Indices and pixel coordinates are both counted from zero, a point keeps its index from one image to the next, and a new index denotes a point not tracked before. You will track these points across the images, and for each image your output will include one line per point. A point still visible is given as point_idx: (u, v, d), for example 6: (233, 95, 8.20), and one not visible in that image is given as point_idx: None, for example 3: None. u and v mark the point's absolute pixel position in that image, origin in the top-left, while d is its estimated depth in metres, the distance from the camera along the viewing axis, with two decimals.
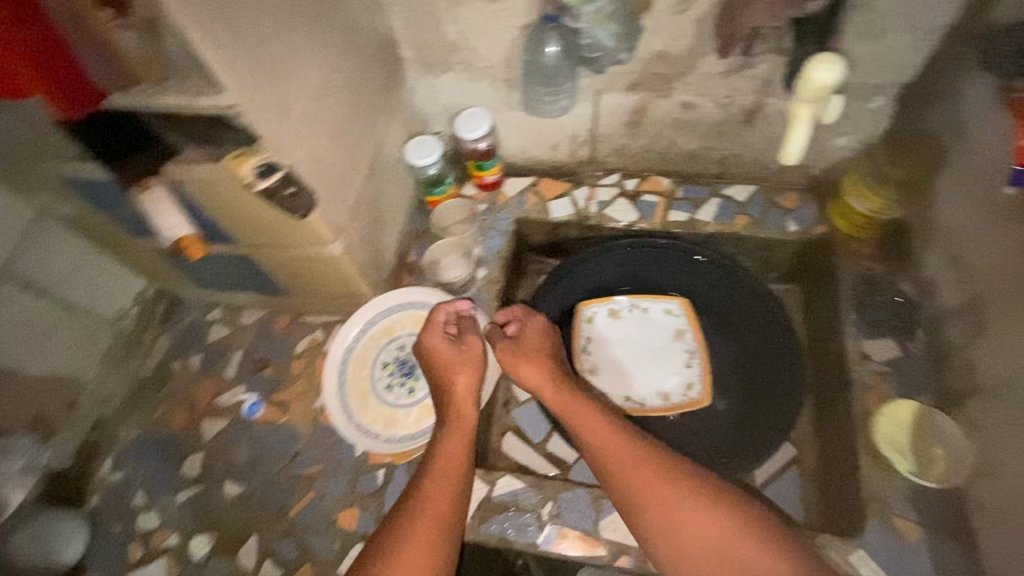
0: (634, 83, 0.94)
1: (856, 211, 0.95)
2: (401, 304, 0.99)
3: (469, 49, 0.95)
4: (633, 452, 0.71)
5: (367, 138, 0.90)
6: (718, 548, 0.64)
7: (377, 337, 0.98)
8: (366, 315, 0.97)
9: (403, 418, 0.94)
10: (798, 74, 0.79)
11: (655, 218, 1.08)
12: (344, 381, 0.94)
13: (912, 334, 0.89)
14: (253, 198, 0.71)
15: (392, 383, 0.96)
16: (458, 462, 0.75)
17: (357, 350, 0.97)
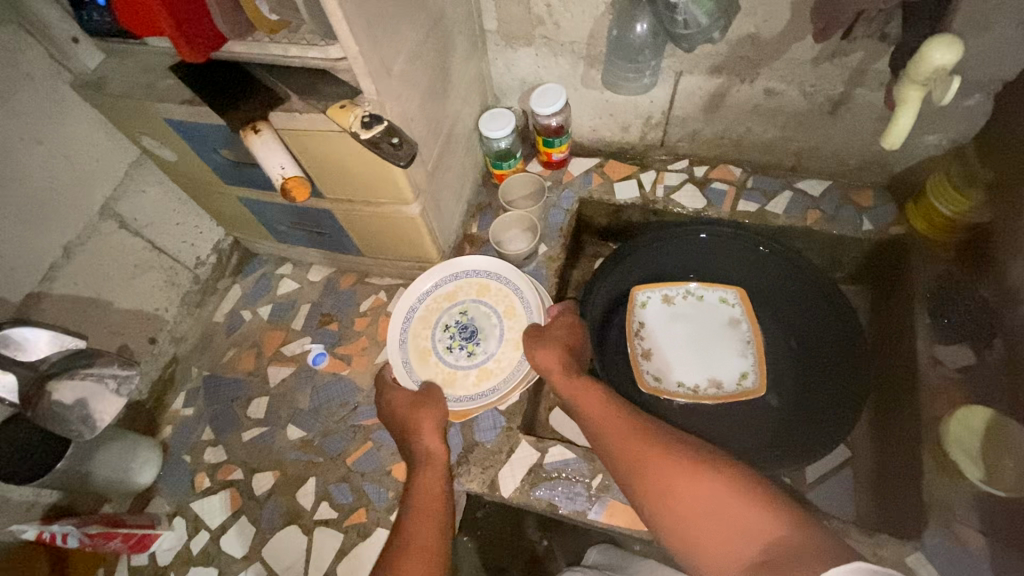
0: (718, 67, 0.93)
1: (938, 212, 0.93)
2: (466, 271, 1.01)
3: (553, 23, 0.95)
4: (630, 433, 0.75)
5: (449, 106, 0.92)
6: (726, 515, 0.63)
7: (440, 300, 1.01)
8: (434, 278, 1.01)
9: (461, 379, 0.96)
10: (898, 61, 0.77)
11: (724, 205, 1.07)
12: (407, 338, 0.98)
13: (988, 341, 0.85)
14: (347, 151, 0.74)
15: (452, 345, 0.98)
16: (437, 496, 0.78)
17: (421, 311, 1.00)
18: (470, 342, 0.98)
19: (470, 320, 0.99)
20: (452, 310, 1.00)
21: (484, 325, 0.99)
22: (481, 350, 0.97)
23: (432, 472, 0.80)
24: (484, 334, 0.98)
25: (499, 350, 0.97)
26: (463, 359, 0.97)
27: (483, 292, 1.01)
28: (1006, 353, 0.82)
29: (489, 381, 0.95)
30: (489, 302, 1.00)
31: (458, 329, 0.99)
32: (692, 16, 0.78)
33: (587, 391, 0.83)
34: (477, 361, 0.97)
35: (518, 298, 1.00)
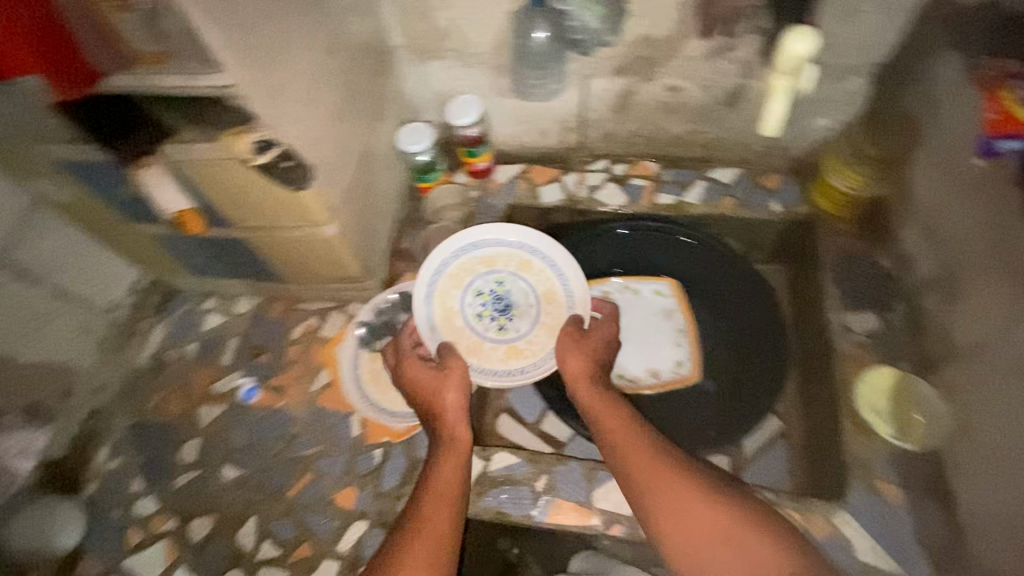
0: (622, 69, 0.97)
1: (836, 188, 0.99)
2: (511, 240, 0.95)
3: (459, 36, 0.97)
4: (661, 470, 0.70)
5: (359, 123, 0.92)
6: (733, 546, 0.64)
7: (476, 263, 0.95)
8: (474, 238, 0.95)
9: (489, 351, 0.93)
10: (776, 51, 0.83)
11: (643, 200, 1.11)
12: (437, 295, 0.93)
13: (889, 306, 0.92)
14: (249, 175, 0.73)
15: (483, 313, 0.94)
16: (456, 484, 0.74)
17: (454, 269, 0.95)
18: (502, 316, 0.94)
19: (505, 293, 0.95)
20: (487, 276, 0.95)
21: (521, 302, 0.94)
22: (513, 327, 0.93)
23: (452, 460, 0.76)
24: (518, 312, 0.94)
25: (531, 333, 0.93)
26: (492, 332, 0.93)
27: (524, 267, 0.95)
28: (907, 314, 0.91)
29: (518, 361, 0.92)
30: (527, 280, 0.95)
31: (492, 299, 0.94)
32: (583, 22, 0.87)
33: (616, 413, 0.78)
34: (507, 338, 0.93)
35: (561, 284, 0.94)
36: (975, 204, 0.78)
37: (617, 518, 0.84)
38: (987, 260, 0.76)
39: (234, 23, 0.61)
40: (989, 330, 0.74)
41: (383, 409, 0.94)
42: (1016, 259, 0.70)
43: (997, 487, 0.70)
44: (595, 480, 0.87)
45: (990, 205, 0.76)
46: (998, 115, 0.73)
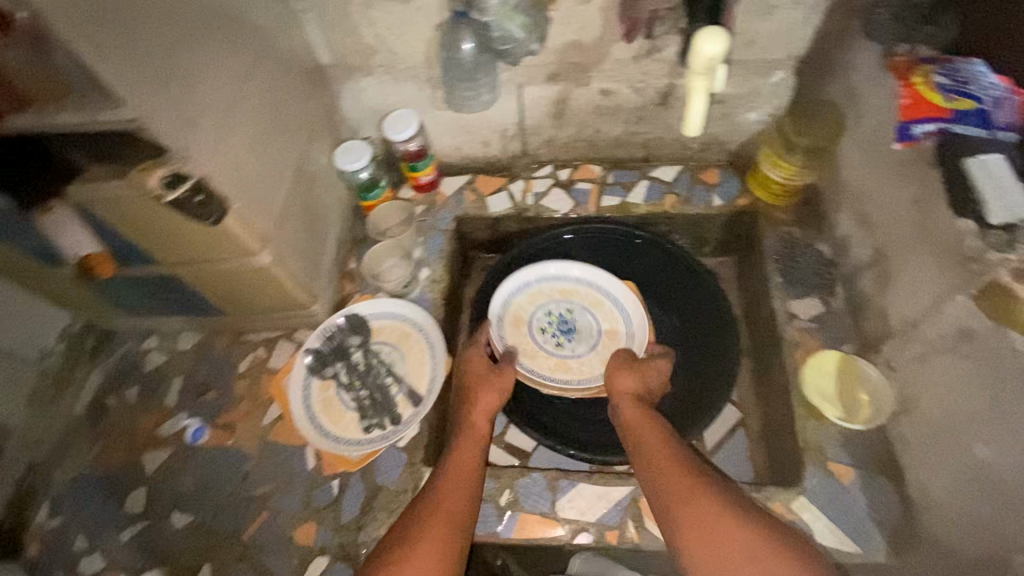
0: (553, 75, 0.97)
1: (772, 179, 1.00)
2: (593, 281, 1.06)
3: (387, 52, 0.95)
4: (692, 484, 0.71)
5: (289, 146, 0.89)
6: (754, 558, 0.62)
7: (556, 290, 1.06)
8: (563, 269, 1.06)
9: (542, 358, 1.03)
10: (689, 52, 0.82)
11: (589, 204, 1.11)
12: (514, 303, 1.05)
13: (832, 290, 0.94)
14: (166, 211, 0.69)
15: (547, 328, 1.04)
16: (473, 469, 0.79)
17: (537, 289, 1.06)
18: (563, 335, 1.04)
19: (573, 319, 1.05)
20: (561, 301, 1.06)
21: (583, 330, 1.04)
22: (569, 347, 1.04)
23: (470, 455, 0.80)
24: (579, 335, 1.04)
25: (585, 355, 1.03)
26: (550, 345, 1.04)
27: (596, 305, 1.05)
28: (846, 297, 0.93)
29: (562, 376, 1.02)
30: (595, 315, 1.05)
31: (559, 321, 1.05)
32: (506, 31, 0.83)
33: (652, 433, 0.79)
34: (561, 354, 1.03)
35: (624, 326, 1.03)
36: (900, 187, 0.81)
37: (583, 526, 0.83)
38: (915, 240, 0.78)
39: (132, 56, 0.59)
40: (921, 308, 0.76)
41: (339, 439, 0.91)
42: (937, 237, 0.73)
43: (941, 459, 0.72)
44: (558, 490, 0.86)
45: (912, 188, 0.78)
46: (908, 100, 0.76)
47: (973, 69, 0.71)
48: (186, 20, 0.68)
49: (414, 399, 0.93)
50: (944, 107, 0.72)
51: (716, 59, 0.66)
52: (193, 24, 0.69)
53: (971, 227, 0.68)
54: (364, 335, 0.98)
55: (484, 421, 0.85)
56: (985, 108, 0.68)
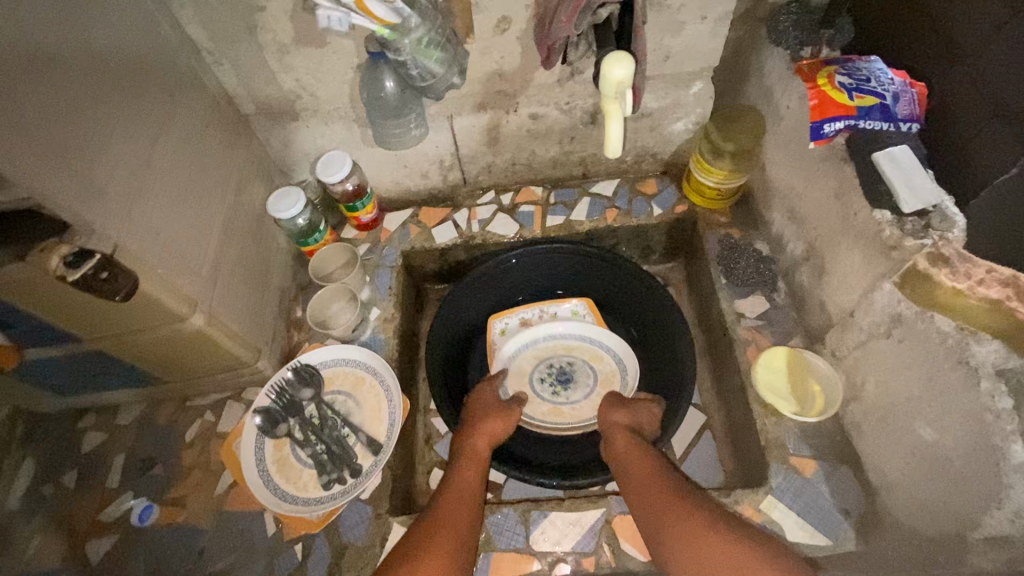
0: (481, 104, 0.98)
1: (705, 185, 1.03)
2: (596, 337, 1.08)
3: (310, 95, 0.94)
4: (680, 500, 0.73)
5: (215, 200, 0.86)
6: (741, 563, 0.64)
7: (560, 344, 1.09)
8: (569, 326, 1.09)
9: (537, 403, 1.05)
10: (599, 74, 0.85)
11: (534, 225, 1.12)
12: (518, 353, 1.08)
13: (774, 286, 0.97)
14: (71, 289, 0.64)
15: (546, 377, 1.07)
16: (472, 493, 0.79)
17: (542, 342, 1.09)
18: (560, 384, 1.06)
19: (572, 371, 1.07)
20: (564, 355, 1.08)
21: (580, 381, 1.06)
22: (565, 395, 1.06)
23: (474, 480, 0.81)
24: (575, 385, 1.06)
25: (580, 403, 1.05)
26: (547, 394, 1.06)
27: (596, 359, 1.08)
28: (788, 291, 0.96)
29: (556, 420, 1.04)
30: (594, 368, 1.07)
31: (559, 372, 1.07)
32: (425, 68, 0.80)
33: (645, 460, 0.81)
34: (558, 402, 1.05)
35: (620, 378, 1.06)
36: (821, 182, 0.83)
37: (560, 557, 0.81)
38: (840, 233, 0.80)
39: (19, 127, 0.55)
40: (854, 297, 0.78)
41: (299, 499, 0.87)
42: (858, 229, 0.76)
43: (891, 441, 0.74)
44: (530, 523, 0.84)
45: (830, 184, 0.81)
46: (816, 101, 0.78)
47: (870, 67, 0.78)
48: (86, 83, 0.64)
49: (374, 447, 0.90)
50: (850, 104, 0.76)
51: (626, 83, 0.66)
52: (92, 87, 0.65)
53: (887, 217, 0.71)
54: (317, 386, 0.94)
55: (486, 446, 0.87)
56: (886, 102, 0.74)
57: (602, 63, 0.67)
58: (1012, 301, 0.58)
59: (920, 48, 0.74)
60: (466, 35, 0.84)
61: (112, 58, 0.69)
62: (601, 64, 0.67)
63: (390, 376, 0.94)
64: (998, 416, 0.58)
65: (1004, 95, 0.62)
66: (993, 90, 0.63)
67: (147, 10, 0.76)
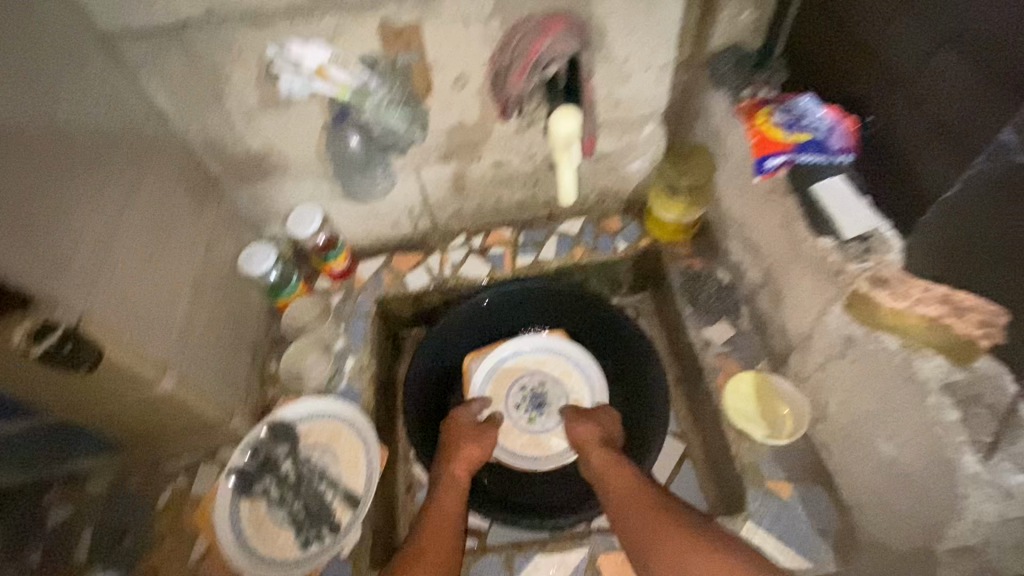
0: (446, 155, 1.02)
1: (666, 220, 1.08)
2: (562, 352, 1.13)
3: (278, 154, 0.97)
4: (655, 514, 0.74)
5: (184, 262, 0.87)
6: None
7: (529, 364, 1.12)
8: (535, 344, 1.13)
9: (514, 434, 1.06)
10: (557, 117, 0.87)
11: (506, 266, 1.15)
12: (490, 380, 1.11)
13: (738, 312, 1.00)
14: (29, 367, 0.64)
15: (521, 404, 1.09)
16: (451, 523, 0.80)
17: (512, 364, 1.12)
18: (535, 409, 1.08)
19: (544, 392, 1.10)
20: (533, 375, 1.11)
21: (553, 401, 1.09)
22: (541, 421, 1.08)
23: (454, 508, 0.82)
24: (549, 408, 1.09)
25: (556, 427, 1.07)
26: (523, 421, 1.08)
27: (565, 375, 1.12)
28: (751, 317, 0.99)
29: (536, 450, 1.05)
30: (564, 385, 1.11)
31: (532, 395, 1.09)
32: (387, 127, 0.86)
33: (619, 473, 0.83)
34: (535, 428, 1.07)
35: (590, 393, 1.09)
36: (769, 212, 0.88)
37: None
38: (792, 259, 0.84)
39: None
40: (810, 321, 0.82)
41: (276, 562, 0.85)
42: (807, 255, 0.80)
43: (859, 459, 0.76)
44: (514, 568, 0.86)
45: (778, 214, 0.86)
46: (756, 139, 0.84)
47: (803, 106, 0.83)
48: (52, 159, 0.65)
49: (352, 500, 0.89)
50: (785, 141, 0.81)
51: (573, 135, 0.71)
52: (55, 162, 0.66)
53: (830, 243, 0.75)
54: (292, 442, 0.93)
55: (464, 473, 0.88)
56: (819, 138, 0.79)
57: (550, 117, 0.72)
58: (947, 317, 0.63)
59: (859, 76, 0.77)
60: (426, 93, 0.89)
61: (79, 133, 0.70)
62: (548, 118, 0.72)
63: (367, 428, 0.94)
64: (948, 428, 0.61)
65: (937, 115, 0.65)
66: (927, 110, 0.66)
67: (114, 83, 0.78)
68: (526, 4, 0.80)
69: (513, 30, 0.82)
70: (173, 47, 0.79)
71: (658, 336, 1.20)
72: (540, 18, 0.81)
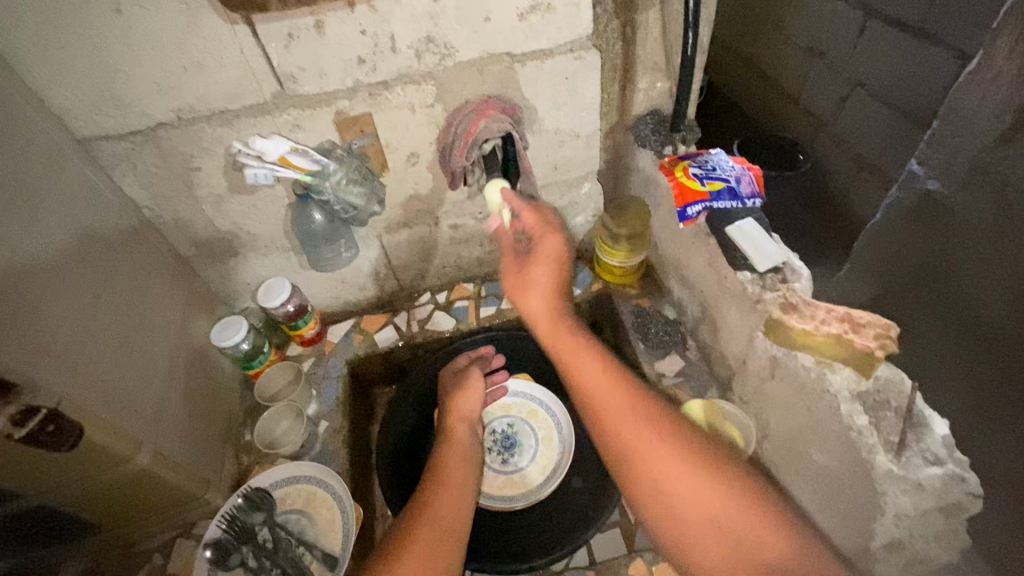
0: (406, 222, 1.11)
1: (612, 265, 1.17)
2: (528, 392, 1.16)
3: (246, 234, 1.04)
4: (623, 404, 0.74)
5: (157, 340, 0.91)
6: (676, 465, 0.68)
7: (496, 407, 1.15)
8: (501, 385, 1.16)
9: (490, 477, 1.08)
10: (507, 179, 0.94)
11: (470, 318, 1.22)
12: None
13: (685, 345, 1.09)
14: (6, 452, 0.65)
15: (492, 447, 1.11)
16: (457, 472, 0.89)
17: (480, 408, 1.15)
18: (506, 451, 1.10)
19: (514, 433, 1.12)
20: (501, 417, 1.14)
21: (523, 441, 1.11)
22: (513, 462, 1.09)
23: (458, 459, 0.92)
24: (520, 449, 1.11)
25: (528, 467, 1.09)
26: (496, 464, 1.09)
27: (532, 415, 1.14)
28: (697, 348, 1.07)
29: (511, 490, 1.06)
30: (533, 425, 1.13)
31: (502, 437, 1.12)
32: (347, 202, 0.93)
33: (579, 347, 0.81)
34: (509, 470, 1.09)
35: (557, 430, 1.12)
36: (695, 253, 0.98)
37: None
38: (720, 293, 0.94)
39: None
40: (742, 347, 0.90)
41: None
42: (730, 289, 0.89)
43: (800, 471, 0.83)
44: None
45: (703, 253, 0.96)
46: (677, 190, 0.95)
47: (714, 159, 0.98)
48: (31, 254, 0.70)
49: (330, 563, 0.89)
50: (703, 190, 0.93)
51: None
52: (34, 257, 0.71)
53: (748, 277, 0.85)
54: (268, 510, 0.93)
55: (463, 426, 0.99)
56: (732, 185, 0.94)
57: None
58: (849, 333, 0.73)
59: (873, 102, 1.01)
60: (381, 170, 0.98)
61: (57, 230, 0.76)
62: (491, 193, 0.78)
63: (342, 488, 0.96)
64: (860, 432, 0.68)
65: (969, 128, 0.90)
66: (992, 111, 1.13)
67: (92, 183, 0.85)
68: (464, 90, 0.91)
69: (454, 114, 0.93)
70: (147, 146, 0.87)
71: None
72: (476, 102, 0.93)
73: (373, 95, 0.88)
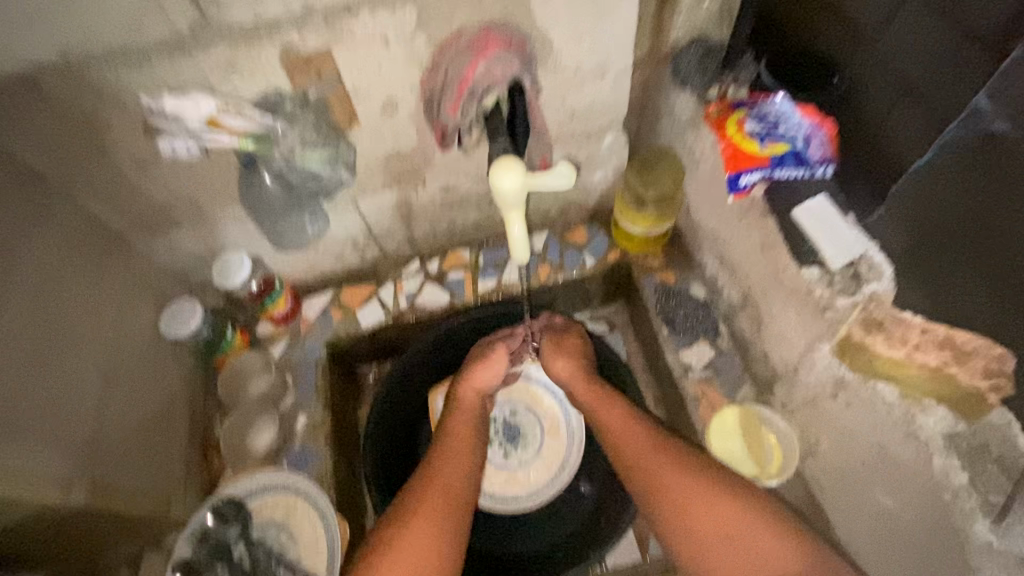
0: (385, 184, 0.90)
1: (633, 233, 0.99)
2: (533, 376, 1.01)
3: (188, 204, 0.84)
4: (657, 459, 0.72)
5: (87, 344, 0.75)
6: (710, 507, 0.66)
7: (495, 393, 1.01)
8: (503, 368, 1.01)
9: (491, 473, 0.97)
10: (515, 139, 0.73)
11: (466, 292, 1.05)
12: None
13: (717, 331, 0.93)
14: None
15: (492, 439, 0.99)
16: (464, 443, 0.80)
17: None
18: (509, 444, 0.99)
19: (517, 422, 1.00)
20: (504, 405, 1.00)
21: (528, 432, 0.99)
22: (517, 456, 0.98)
23: (464, 432, 0.81)
24: (524, 441, 0.99)
25: (532, 463, 0.98)
26: (500, 458, 0.98)
27: (536, 402, 1.01)
28: (731, 335, 0.92)
29: (517, 488, 0.97)
30: (538, 413, 1.01)
31: (504, 427, 0.99)
32: (306, 171, 0.75)
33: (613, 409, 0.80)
34: (512, 464, 0.98)
35: (565, 420, 1.00)
36: (744, 231, 0.80)
37: None
38: (772, 285, 0.77)
39: None
40: (795, 352, 0.75)
41: None
42: (788, 285, 0.73)
43: (853, 501, 0.72)
44: None
45: (755, 233, 0.77)
46: (728, 152, 0.75)
47: (776, 108, 0.74)
48: None
49: None
50: (761, 154, 0.73)
51: (518, 184, 0.61)
52: None
53: (815, 274, 0.68)
54: (244, 522, 0.83)
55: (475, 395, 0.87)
56: (798, 148, 0.71)
57: (507, 173, 0.60)
58: (951, 366, 0.57)
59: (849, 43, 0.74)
60: (348, 124, 0.77)
61: None
62: (507, 175, 0.60)
63: (326, 500, 0.85)
64: (956, 493, 0.57)
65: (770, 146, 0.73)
66: (898, 67, 0.59)
67: None
68: (455, 17, 0.67)
69: (442, 49, 0.70)
70: (27, 98, 0.64)
71: (635, 351, 1.12)
72: (473, 32, 0.69)
73: (331, 24, 0.64)
